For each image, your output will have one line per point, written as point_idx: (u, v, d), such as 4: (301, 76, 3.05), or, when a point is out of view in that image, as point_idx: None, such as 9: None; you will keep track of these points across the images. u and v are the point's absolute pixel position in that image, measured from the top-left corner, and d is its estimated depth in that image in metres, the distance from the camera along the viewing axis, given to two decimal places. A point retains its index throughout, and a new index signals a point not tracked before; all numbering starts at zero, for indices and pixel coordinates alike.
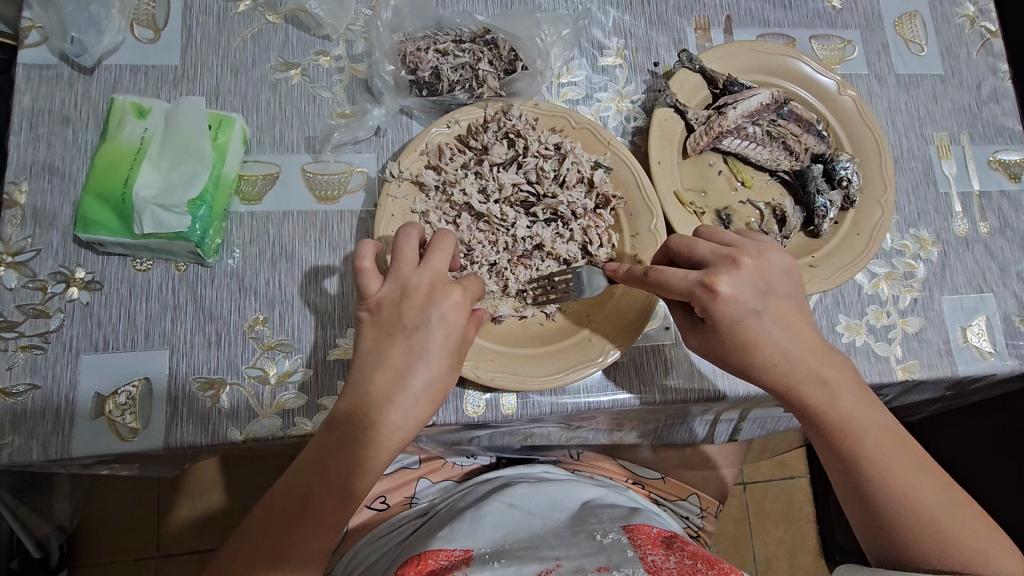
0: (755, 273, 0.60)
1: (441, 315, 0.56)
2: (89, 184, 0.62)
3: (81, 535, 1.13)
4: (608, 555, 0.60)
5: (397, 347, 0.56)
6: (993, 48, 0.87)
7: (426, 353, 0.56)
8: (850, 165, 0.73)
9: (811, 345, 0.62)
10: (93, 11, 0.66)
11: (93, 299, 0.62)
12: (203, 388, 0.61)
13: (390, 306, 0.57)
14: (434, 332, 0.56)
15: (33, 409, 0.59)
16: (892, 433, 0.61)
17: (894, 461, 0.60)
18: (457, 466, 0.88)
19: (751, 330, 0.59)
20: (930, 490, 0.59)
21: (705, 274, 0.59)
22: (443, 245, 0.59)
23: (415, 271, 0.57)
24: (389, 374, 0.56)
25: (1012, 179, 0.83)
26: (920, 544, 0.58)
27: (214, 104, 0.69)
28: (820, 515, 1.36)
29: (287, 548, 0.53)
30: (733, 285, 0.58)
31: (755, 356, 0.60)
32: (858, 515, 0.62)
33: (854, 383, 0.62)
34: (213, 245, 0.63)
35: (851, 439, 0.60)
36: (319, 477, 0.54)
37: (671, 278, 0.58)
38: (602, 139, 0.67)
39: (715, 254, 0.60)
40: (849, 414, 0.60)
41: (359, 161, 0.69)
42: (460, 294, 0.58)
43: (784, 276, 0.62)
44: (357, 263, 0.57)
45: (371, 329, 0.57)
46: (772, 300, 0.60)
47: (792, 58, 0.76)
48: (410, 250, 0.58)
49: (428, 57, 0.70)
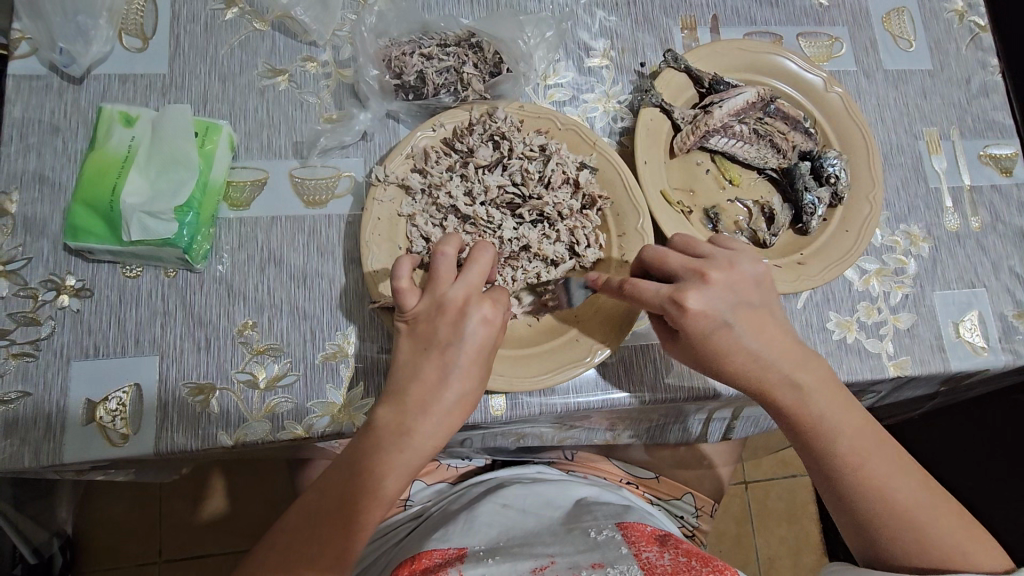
0: (726, 286, 0.60)
1: (475, 330, 0.56)
2: (78, 191, 0.63)
3: (82, 541, 1.14)
4: (602, 552, 0.59)
5: (431, 362, 0.56)
6: (982, 42, 0.87)
7: (456, 367, 0.56)
8: (838, 162, 0.73)
9: (784, 345, 0.61)
10: (81, 22, 0.67)
11: (83, 306, 0.63)
12: (193, 393, 0.62)
13: (425, 322, 0.57)
14: (467, 348, 0.56)
15: (25, 415, 0.59)
16: (870, 434, 0.61)
17: (876, 463, 0.60)
18: (452, 468, 0.88)
19: (725, 339, 0.59)
20: (913, 493, 0.59)
21: (675, 289, 0.59)
22: (481, 259, 0.59)
23: (451, 285, 0.58)
24: (425, 387, 0.56)
25: (1003, 173, 0.83)
26: (903, 546, 0.58)
27: (202, 111, 0.70)
28: (823, 513, 1.35)
29: (304, 546, 0.54)
30: (701, 298, 0.59)
31: (727, 364, 0.60)
32: (842, 518, 0.62)
33: (829, 386, 0.61)
34: (201, 251, 0.64)
35: (829, 443, 0.60)
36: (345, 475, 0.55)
37: (644, 293, 0.59)
38: (587, 140, 0.68)
39: (685, 268, 0.60)
40: (825, 417, 0.60)
41: (346, 165, 0.70)
42: (492, 309, 0.57)
43: (753, 286, 0.61)
44: (394, 284, 0.57)
45: (407, 342, 0.58)
46: (743, 311, 0.60)
47: (777, 56, 0.76)
48: (446, 266, 0.58)
49: (413, 61, 0.70)
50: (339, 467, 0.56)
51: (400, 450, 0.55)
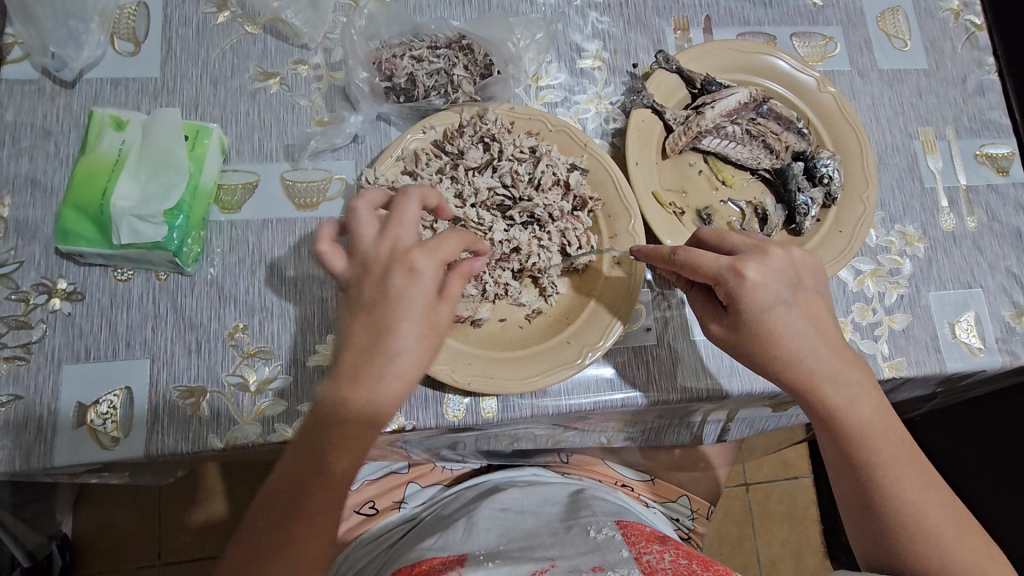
0: (784, 262, 0.60)
1: (399, 284, 0.53)
2: (69, 196, 0.63)
3: (81, 544, 1.14)
4: (602, 555, 0.59)
5: (360, 323, 0.53)
6: (978, 41, 0.87)
7: (393, 327, 0.52)
8: (831, 162, 0.72)
9: (832, 345, 0.61)
10: (72, 26, 0.67)
11: (74, 310, 0.63)
12: (184, 396, 0.62)
13: (354, 284, 0.55)
14: (393, 304, 0.53)
15: (17, 419, 0.59)
16: (905, 444, 0.60)
17: (907, 472, 0.59)
18: (447, 471, 0.87)
19: (779, 317, 0.59)
20: (938, 505, 0.59)
21: (734, 259, 0.58)
22: (406, 212, 0.56)
23: (376, 241, 0.55)
24: (356, 351, 0.52)
25: (1000, 172, 0.82)
26: (923, 555, 0.57)
27: (193, 115, 0.70)
28: (824, 515, 1.34)
29: (281, 541, 0.52)
30: (761, 271, 0.58)
31: (773, 349, 0.59)
32: (859, 520, 0.61)
33: (874, 393, 0.61)
34: (192, 255, 0.64)
35: (868, 445, 0.59)
36: (313, 476, 0.52)
37: (701, 258, 0.58)
38: (579, 141, 0.68)
39: (747, 245, 0.60)
40: (868, 419, 0.60)
41: (337, 168, 0.70)
42: (422, 259, 0.53)
43: (811, 271, 0.62)
44: (320, 248, 0.57)
45: (345, 307, 0.55)
46: (802, 292, 0.60)
47: (769, 55, 0.76)
48: (370, 221, 0.56)
49: (403, 64, 0.70)
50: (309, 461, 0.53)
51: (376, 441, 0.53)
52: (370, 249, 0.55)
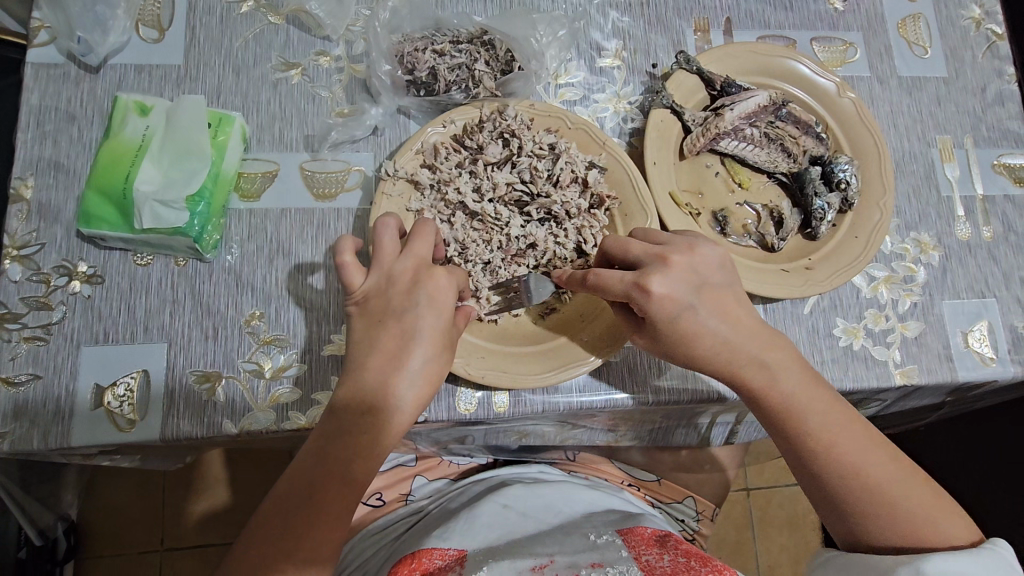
0: (686, 269, 0.59)
1: (430, 295, 0.57)
2: (92, 179, 0.64)
3: (85, 527, 1.15)
4: (602, 553, 0.60)
5: (389, 332, 0.56)
6: (998, 51, 0.86)
7: (419, 334, 0.56)
8: (848, 168, 0.72)
9: (748, 326, 0.61)
10: (99, 12, 0.68)
11: (94, 292, 0.64)
12: (201, 380, 0.62)
13: (375, 297, 0.57)
14: (425, 313, 0.56)
15: (35, 399, 0.60)
16: (837, 411, 0.60)
17: (844, 438, 0.59)
18: (454, 465, 0.88)
19: (690, 323, 0.59)
20: (880, 466, 0.59)
21: (639, 275, 0.58)
22: (425, 232, 0.60)
23: (398, 259, 0.58)
24: (384, 358, 0.55)
25: (1017, 183, 0.82)
26: (877, 521, 0.58)
27: (215, 103, 0.70)
28: (825, 522, 1.34)
29: (296, 543, 0.52)
30: (665, 283, 0.58)
31: (693, 348, 0.59)
32: (814, 495, 0.61)
33: (800, 368, 0.61)
34: (211, 241, 0.64)
35: (798, 424, 0.60)
36: (338, 455, 0.54)
37: (607, 280, 0.58)
38: (597, 139, 0.67)
39: (648, 254, 0.59)
40: (794, 396, 0.60)
41: (356, 159, 0.70)
42: (444, 276, 0.58)
43: (715, 269, 0.61)
44: (339, 260, 0.58)
45: (361, 320, 0.57)
46: (706, 292, 0.60)
47: (790, 59, 0.75)
48: (390, 239, 0.59)
49: (425, 57, 0.71)
50: (316, 459, 0.54)
51: (393, 433, 0.55)
52: (401, 257, 0.58)
